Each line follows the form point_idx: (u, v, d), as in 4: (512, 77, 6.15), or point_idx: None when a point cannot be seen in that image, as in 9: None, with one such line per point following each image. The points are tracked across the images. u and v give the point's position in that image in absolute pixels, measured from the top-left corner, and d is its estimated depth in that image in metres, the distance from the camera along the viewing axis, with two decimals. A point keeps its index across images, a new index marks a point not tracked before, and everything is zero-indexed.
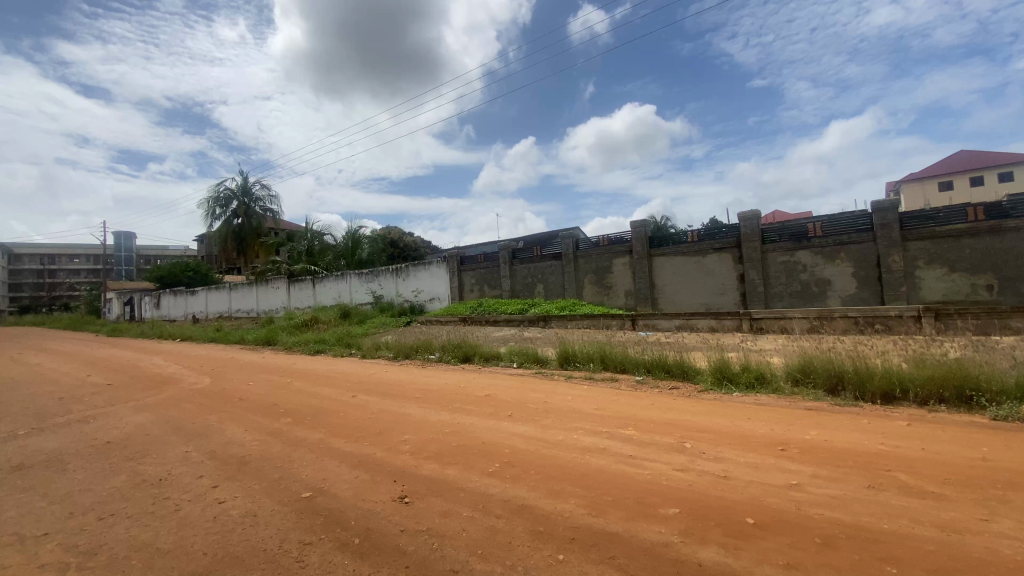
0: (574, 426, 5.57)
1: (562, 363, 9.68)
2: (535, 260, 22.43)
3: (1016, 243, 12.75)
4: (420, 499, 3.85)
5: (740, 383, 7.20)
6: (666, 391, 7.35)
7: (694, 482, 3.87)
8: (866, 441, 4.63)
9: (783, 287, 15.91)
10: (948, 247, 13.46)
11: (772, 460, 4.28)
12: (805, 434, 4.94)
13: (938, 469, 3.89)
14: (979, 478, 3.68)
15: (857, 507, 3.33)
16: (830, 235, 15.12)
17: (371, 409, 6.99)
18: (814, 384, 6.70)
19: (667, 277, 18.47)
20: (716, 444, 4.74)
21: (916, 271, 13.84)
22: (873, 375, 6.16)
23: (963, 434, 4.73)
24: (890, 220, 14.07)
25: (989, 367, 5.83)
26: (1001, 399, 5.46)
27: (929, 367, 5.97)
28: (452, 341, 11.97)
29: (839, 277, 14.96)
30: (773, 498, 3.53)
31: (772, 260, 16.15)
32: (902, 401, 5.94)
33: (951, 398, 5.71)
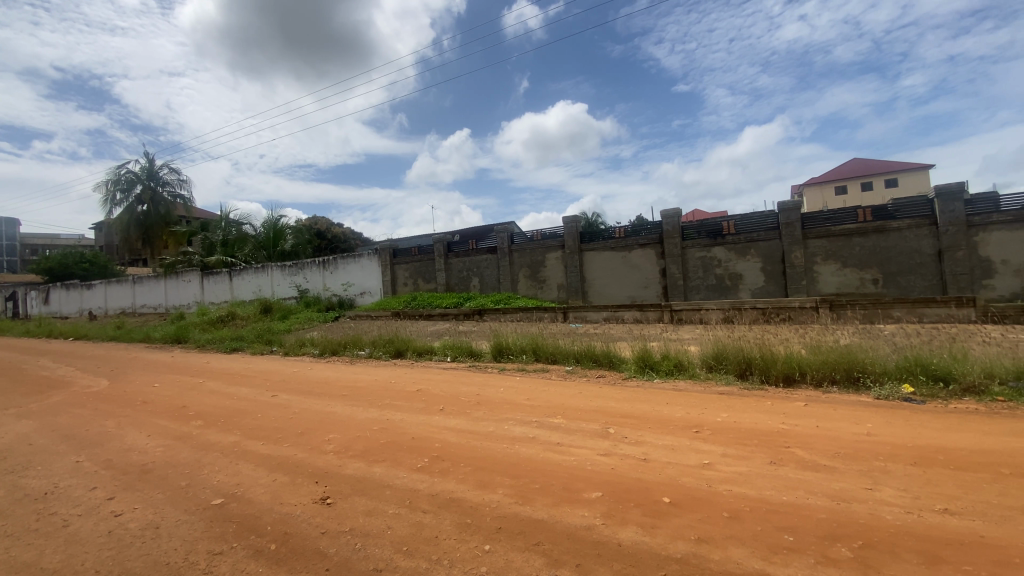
0: (505, 417, 5.60)
1: (496, 356, 9.74)
2: (469, 253, 22.29)
3: (898, 242, 14.25)
4: (343, 499, 3.70)
5: (660, 370, 7.62)
6: (593, 380, 7.62)
7: (616, 465, 4.03)
8: (770, 421, 5.05)
9: (701, 281, 16.99)
10: (842, 245, 14.92)
11: (688, 442, 4.55)
12: (717, 416, 5.31)
13: (829, 444, 4.32)
14: (862, 451, 4.14)
15: (761, 482, 3.61)
16: (742, 232, 16.31)
17: (293, 409, 6.63)
18: (726, 370, 7.24)
19: (597, 272, 19.09)
20: (638, 429, 4.97)
21: (814, 266, 15.26)
22: (776, 360, 6.74)
23: (850, 412, 5.28)
24: (794, 219, 15.39)
25: (873, 351, 6.53)
26: (882, 380, 6.15)
27: (824, 352, 6.60)
28: (382, 336, 11.65)
29: (749, 271, 16.21)
30: (687, 477, 3.75)
31: (691, 255, 17.17)
32: (800, 383, 6.55)
33: (841, 379, 6.36)
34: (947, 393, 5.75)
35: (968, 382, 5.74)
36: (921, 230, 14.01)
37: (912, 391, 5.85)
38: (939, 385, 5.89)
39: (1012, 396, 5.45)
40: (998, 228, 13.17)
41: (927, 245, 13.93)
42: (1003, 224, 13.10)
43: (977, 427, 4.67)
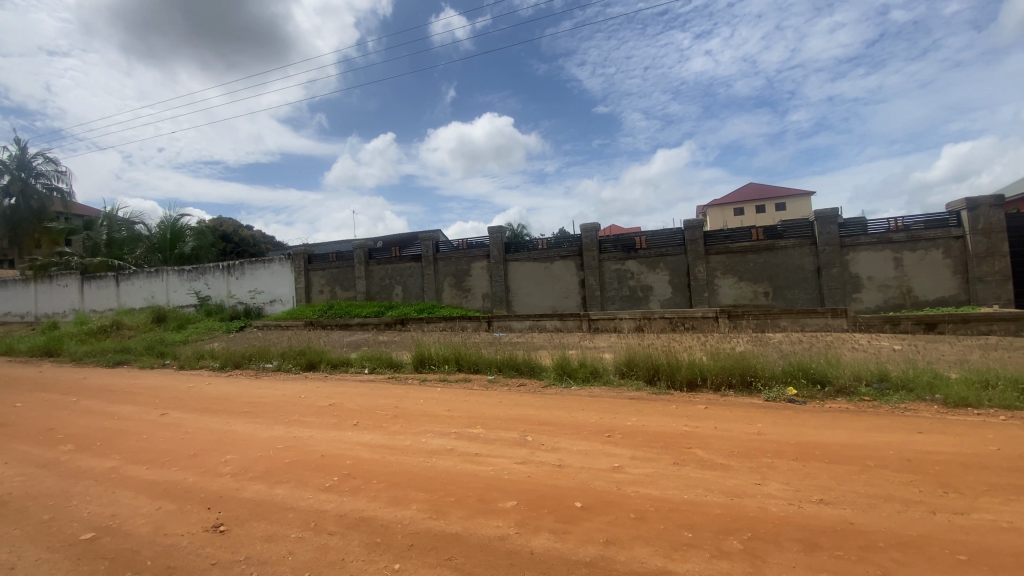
0: (423, 430, 5.48)
1: (416, 366, 9.51)
2: (392, 261, 21.70)
3: (785, 259, 15.89)
4: (239, 526, 3.40)
5: (577, 377, 7.85)
6: (512, 389, 7.68)
7: (532, 473, 4.07)
8: (674, 424, 5.38)
9: (617, 292, 17.84)
10: (739, 261, 16.37)
11: (601, 446, 4.71)
12: (628, 421, 5.57)
13: (725, 444, 4.67)
14: (753, 449, 4.52)
15: (665, 482, 3.83)
16: (654, 247, 17.38)
17: (187, 428, 6.01)
18: (636, 376, 7.61)
19: (521, 281, 19.38)
20: (555, 436, 5.07)
21: (715, 280, 16.60)
22: (680, 366, 7.21)
23: (744, 414, 5.77)
24: (698, 237, 16.66)
25: (764, 357, 7.20)
26: (770, 383, 6.79)
27: (722, 358, 7.17)
28: (293, 347, 10.97)
29: (659, 283, 17.28)
30: (599, 481, 3.88)
31: (607, 267, 18.00)
32: (701, 387, 7.05)
33: (737, 383, 6.93)
34: (823, 394, 6.46)
35: (840, 383, 6.49)
36: (804, 249, 15.72)
37: (795, 393, 6.51)
38: (817, 387, 6.60)
39: (874, 396, 6.25)
40: (864, 249, 15.10)
41: (809, 263, 15.65)
42: (868, 245, 15.05)
43: (846, 424, 5.28)
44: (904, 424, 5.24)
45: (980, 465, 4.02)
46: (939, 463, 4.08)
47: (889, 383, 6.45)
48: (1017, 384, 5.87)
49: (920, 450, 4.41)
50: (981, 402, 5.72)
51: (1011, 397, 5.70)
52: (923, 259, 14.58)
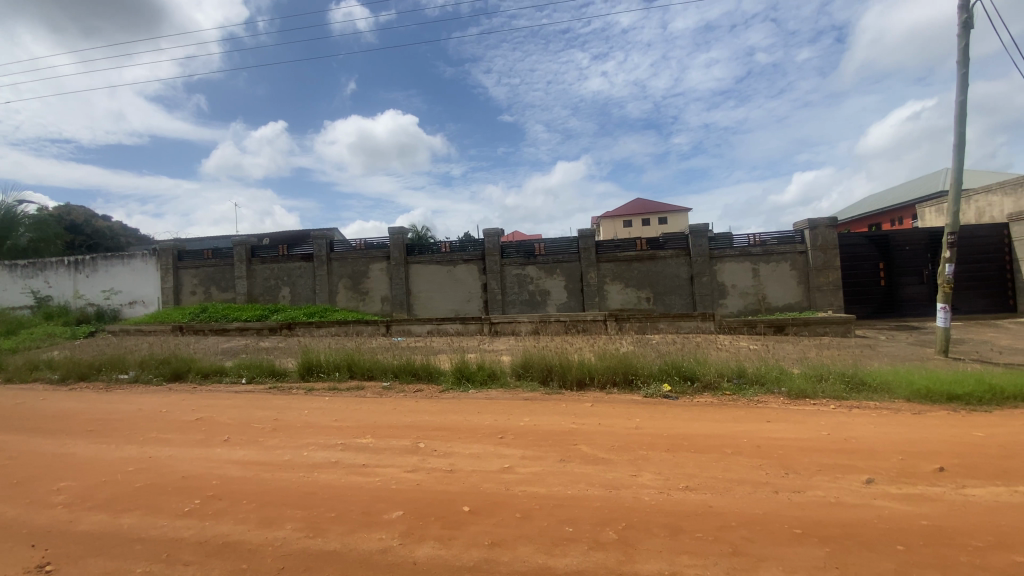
0: (306, 442, 5.11)
1: (302, 374, 8.88)
2: (279, 260, 20.11)
3: (665, 268, 17.40)
4: (68, 565, 2.89)
5: (475, 380, 7.86)
6: (407, 395, 7.47)
7: (422, 480, 3.99)
8: (564, 422, 5.61)
9: (517, 296, 18.26)
10: (626, 268, 17.60)
11: (493, 448, 4.76)
12: (521, 421, 5.69)
13: (608, 439, 4.97)
14: (633, 442, 4.86)
15: (552, 479, 3.96)
16: (551, 253, 18.06)
17: (6, 453, 4.99)
18: (531, 378, 7.83)
19: (421, 284, 19.02)
20: (447, 440, 5.02)
21: (606, 286, 17.69)
22: (572, 367, 7.56)
23: (627, 410, 6.20)
24: (591, 245, 17.64)
25: (646, 357, 7.78)
26: (650, 381, 7.37)
27: (608, 358, 7.64)
28: (155, 355, 9.65)
29: (556, 288, 17.99)
30: (489, 483, 3.91)
31: (508, 272, 18.35)
32: (590, 386, 7.46)
33: (621, 382, 7.43)
34: (693, 389, 7.17)
35: (706, 380, 7.24)
36: (680, 259, 17.36)
37: (670, 389, 7.15)
38: (688, 383, 7.31)
39: (733, 390, 7.06)
40: (730, 260, 17.05)
41: (684, 272, 17.30)
42: (732, 257, 17.03)
43: (711, 416, 5.90)
44: (756, 414, 5.99)
45: (813, 448, 4.71)
46: (782, 448, 4.71)
47: (746, 378, 7.31)
48: (841, 377, 7.00)
49: (767, 437, 5.06)
50: (814, 394, 6.74)
51: (836, 388, 6.79)
52: (775, 271, 16.81)
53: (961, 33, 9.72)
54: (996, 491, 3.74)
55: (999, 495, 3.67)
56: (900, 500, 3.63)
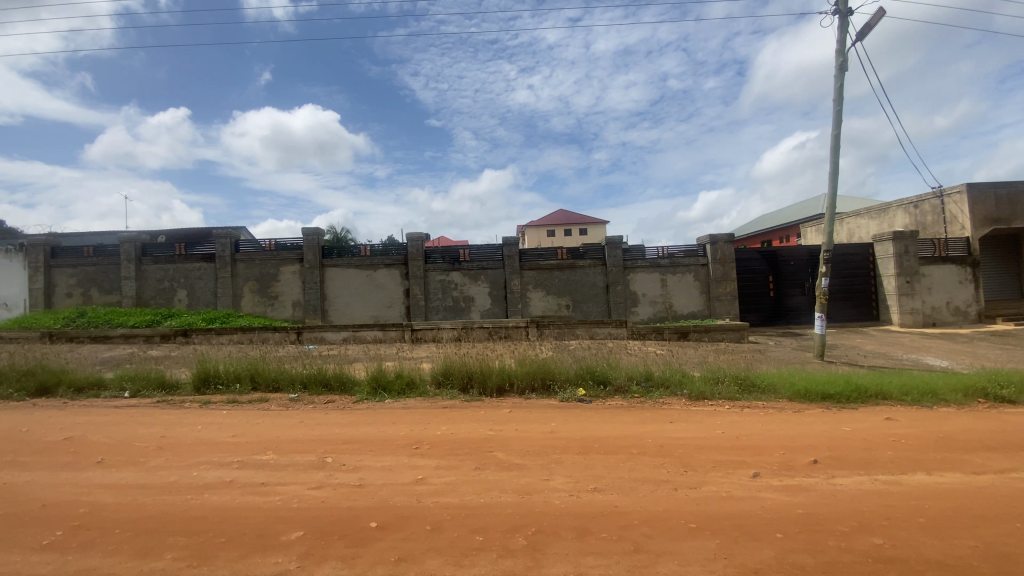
0: (197, 461, 4.65)
1: (197, 386, 8.09)
2: (175, 259, 18.30)
3: (583, 277, 18.05)
4: None
5: (392, 389, 7.61)
6: (317, 407, 7.07)
7: (327, 497, 3.78)
8: (481, 429, 5.60)
9: (439, 303, 18.03)
10: (548, 276, 18.03)
11: (406, 459, 4.62)
12: (437, 430, 5.60)
13: (522, 444, 5.02)
14: (546, 447, 4.95)
15: (465, 488, 3.92)
16: (475, 260, 18.06)
17: None
18: (450, 385, 7.74)
19: (337, 289, 18.19)
20: (358, 453, 4.81)
21: (528, 293, 17.99)
22: (492, 374, 7.58)
23: (543, 415, 6.32)
24: (515, 253, 17.88)
25: (564, 361, 7.98)
26: (567, 386, 7.58)
27: (527, 364, 7.74)
28: (15, 366, 8.33)
29: (479, 295, 18.01)
30: (399, 496, 3.78)
31: (431, 277, 18.08)
32: (509, 393, 7.52)
33: (539, 387, 7.57)
34: (606, 393, 7.48)
35: (618, 383, 7.58)
36: (598, 268, 18.10)
37: (585, 393, 7.40)
38: (601, 387, 7.60)
39: (642, 393, 7.46)
40: (642, 270, 18.05)
41: (601, 281, 18.06)
42: (645, 268, 18.05)
43: (621, 419, 6.17)
44: (663, 416, 6.37)
45: (709, 446, 5.08)
46: (683, 447, 5.03)
47: (653, 381, 7.73)
48: (735, 379, 7.64)
49: (670, 437, 5.39)
50: (712, 395, 7.30)
51: (731, 390, 7.41)
52: (681, 281, 18.05)
53: (837, 75, 11.08)
54: (858, 480, 4.25)
55: (861, 483, 4.18)
56: (781, 491, 4.01)
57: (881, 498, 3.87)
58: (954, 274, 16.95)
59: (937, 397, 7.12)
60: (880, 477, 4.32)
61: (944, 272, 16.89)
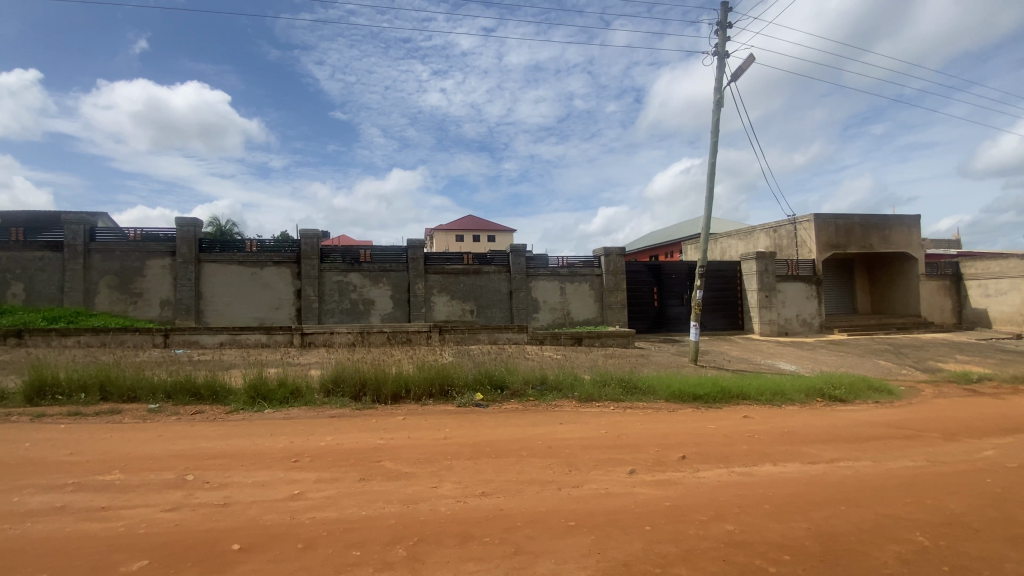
0: (16, 485, 3.91)
1: (28, 398, 6.85)
2: (7, 246, 15.44)
3: (487, 282, 18.19)
4: None
5: (274, 399, 7.04)
6: (182, 419, 6.32)
7: (184, 519, 3.38)
8: (369, 438, 5.37)
9: (336, 305, 17.11)
10: (452, 280, 17.92)
11: (282, 474, 4.29)
12: (321, 440, 5.27)
13: (412, 452, 4.89)
14: (437, 453, 4.88)
15: (345, 501, 3.72)
16: (377, 262, 17.45)
17: None
18: (341, 393, 7.35)
19: (217, 287, 16.53)
20: (226, 469, 4.36)
21: (431, 297, 17.73)
22: (386, 380, 7.32)
23: (437, 420, 6.23)
24: (419, 256, 17.54)
25: (462, 365, 7.93)
26: (464, 391, 7.55)
27: (425, 369, 7.59)
28: None
29: (380, 297, 17.38)
30: (271, 514, 3.49)
31: (327, 278, 17.12)
32: (405, 399, 7.32)
33: (436, 393, 7.47)
34: (502, 397, 7.58)
35: (514, 387, 7.72)
36: (502, 275, 18.35)
37: (482, 398, 7.44)
38: (498, 392, 7.69)
39: (537, 396, 7.67)
40: (543, 278, 18.64)
41: (504, 287, 18.33)
42: (546, 276, 18.66)
43: (514, 422, 6.28)
44: (554, 418, 6.60)
45: (594, 446, 5.35)
46: (569, 448, 5.24)
47: (547, 384, 7.98)
48: (621, 382, 8.14)
49: (560, 439, 5.59)
50: (600, 397, 7.74)
51: (616, 392, 7.90)
52: (579, 289, 18.92)
53: (715, 110, 12.39)
54: (718, 472, 4.73)
55: (721, 475, 4.66)
56: (653, 486, 4.33)
57: (736, 488, 4.34)
58: (804, 290, 19.65)
59: (785, 397, 8.18)
60: (736, 469, 4.86)
61: (796, 288, 19.53)
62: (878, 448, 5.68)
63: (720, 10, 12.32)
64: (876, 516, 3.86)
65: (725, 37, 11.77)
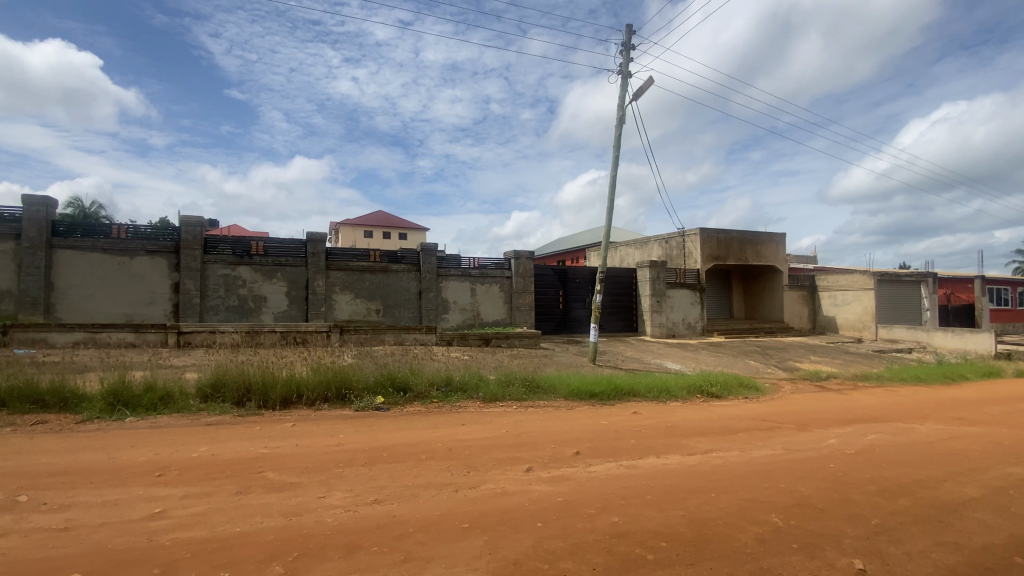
0: None
1: None
2: None
3: (394, 281, 17.65)
4: None
5: (139, 406, 6.23)
6: (17, 431, 5.37)
7: (8, 548, 2.86)
8: (251, 447, 4.94)
9: (222, 301, 15.62)
10: (356, 278, 17.16)
11: (143, 490, 3.80)
12: (192, 452, 4.75)
13: (299, 461, 4.58)
14: (327, 461, 4.61)
15: (217, 517, 3.39)
16: (271, 255, 16.20)
17: None
18: (222, 398, 6.70)
19: (76, 278, 14.39)
20: (69, 488, 3.77)
21: (333, 295, 16.83)
22: (276, 384, 6.81)
23: (331, 426, 5.91)
24: (320, 251, 16.56)
25: (361, 367, 7.59)
26: (362, 394, 7.23)
27: (321, 372, 7.17)
28: None
29: (274, 294, 16.15)
30: (123, 536, 3.07)
31: (211, 271, 15.57)
32: (296, 404, 6.85)
33: (332, 397, 7.07)
34: (404, 400, 7.38)
35: (417, 390, 7.55)
36: (410, 274, 17.92)
37: (382, 401, 7.18)
38: (400, 394, 7.48)
39: (440, 398, 7.56)
40: (453, 278, 18.49)
41: (413, 286, 17.91)
42: (456, 276, 18.53)
43: (414, 425, 6.12)
44: (455, 419, 6.56)
45: (493, 446, 5.39)
46: (468, 449, 5.23)
47: (452, 386, 7.90)
48: (524, 381, 8.30)
49: (460, 440, 5.56)
50: (503, 397, 7.84)
51: (519, 392, 8.04)
52: (488, 291, 19.02)
53: (618, 126, 13.14)
54: (608, 466, 5.00)
55: (611, 469, 4.92)
56: (547, 482, 4.46)
57: (623, 481, 4.61)
58: (691, 296, 21.49)
59: (671, 394, 8.88)
60: (624, 462, 5.16)
61: (684, 295, 21.32)
62: (746, 439, 6.35)
63: (625, 32, 13.11)
64: (739, 501, 4.30)
65: (629, 58, 12.54)
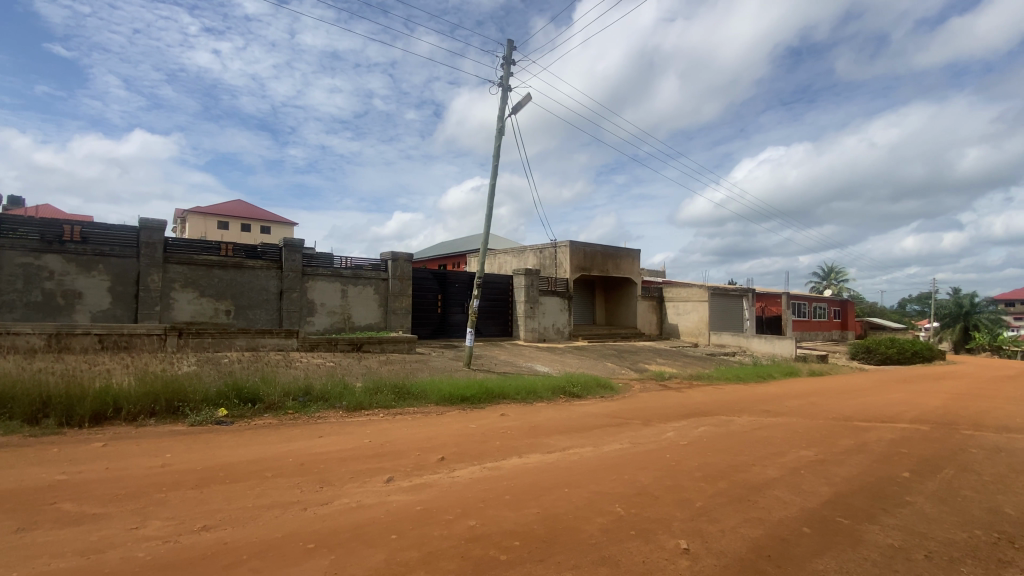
0: None
1: None
2: None
3: (251, 280, 15.99)
4: None
5: None
6: None
7: None
8: (41, 474, 4.06)
9: (17, 296, 12.82)
10: (203, 274, 15.19)
11: None
12: None
13: (110, 487, 3.88)
14: (148, 485, 3.98)
15: None
16: (91, 243, 13.66)
17: None
18: (8, 416, 5.43)
19: None
20: None
21: (170, 292, 14.68)
22: (84, 396, 5.72)
23: (154, 445, 5.10)
24: (156, 240, 14.36)
25: (198, 379, 6.69)
26: (200, 407, 6.38)
27: (148, 383, 6.19)
28: None
29: (92, 290, 13.62)
30: None
31: (3, 259, 12.71)
32: (112, 420, 5.80)
33: (161, 410, 6.12)
34: (253, 411, 6.67)
35: (269, 400, 6.88)
36: (271, 272, 16.38)
37: (225, 414, 6.41)
38: (248, 406, 6.75)
39: (296, 408, 6.97)
40: (321, 279, 17.29)
41: (273, 286, 16.37)
42: (325, 276, 17.36)
43: (261, 439, 5.56)
44: (310, 430, 6.09)
45: (352, 457, 5.12)
46: (323, 462, 4.89)
47: (311, 395, 7.34)
48: (393, 388, 8.04)
49: (314, 453, 5.18)
50: (368, 405, 7.48)
51: (387, 399, 7.75)
52: (360, 293, 18.12)
53: (497, 137, 13.45)
54: (471, 470, 5.04)
55: (473, 473, 4.97)
56: (407, 491, 4.35)
57: (483, 483, 4.68)
58: (560, 304, 22.75)
59: (534, 396, 9.25)
60: (487, 465, 5.24)
61: (555, 302, 22.51)
62: (599, 436, 6.86)
63: (507, 46, 13.53)
64: (589, 494, 4.63)
65: (509, 72, 12.95)
